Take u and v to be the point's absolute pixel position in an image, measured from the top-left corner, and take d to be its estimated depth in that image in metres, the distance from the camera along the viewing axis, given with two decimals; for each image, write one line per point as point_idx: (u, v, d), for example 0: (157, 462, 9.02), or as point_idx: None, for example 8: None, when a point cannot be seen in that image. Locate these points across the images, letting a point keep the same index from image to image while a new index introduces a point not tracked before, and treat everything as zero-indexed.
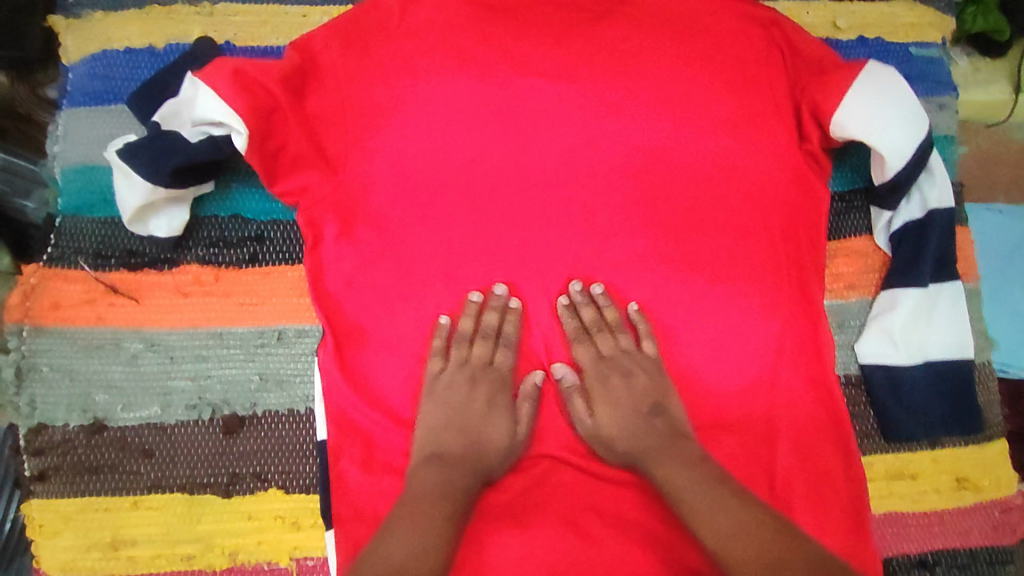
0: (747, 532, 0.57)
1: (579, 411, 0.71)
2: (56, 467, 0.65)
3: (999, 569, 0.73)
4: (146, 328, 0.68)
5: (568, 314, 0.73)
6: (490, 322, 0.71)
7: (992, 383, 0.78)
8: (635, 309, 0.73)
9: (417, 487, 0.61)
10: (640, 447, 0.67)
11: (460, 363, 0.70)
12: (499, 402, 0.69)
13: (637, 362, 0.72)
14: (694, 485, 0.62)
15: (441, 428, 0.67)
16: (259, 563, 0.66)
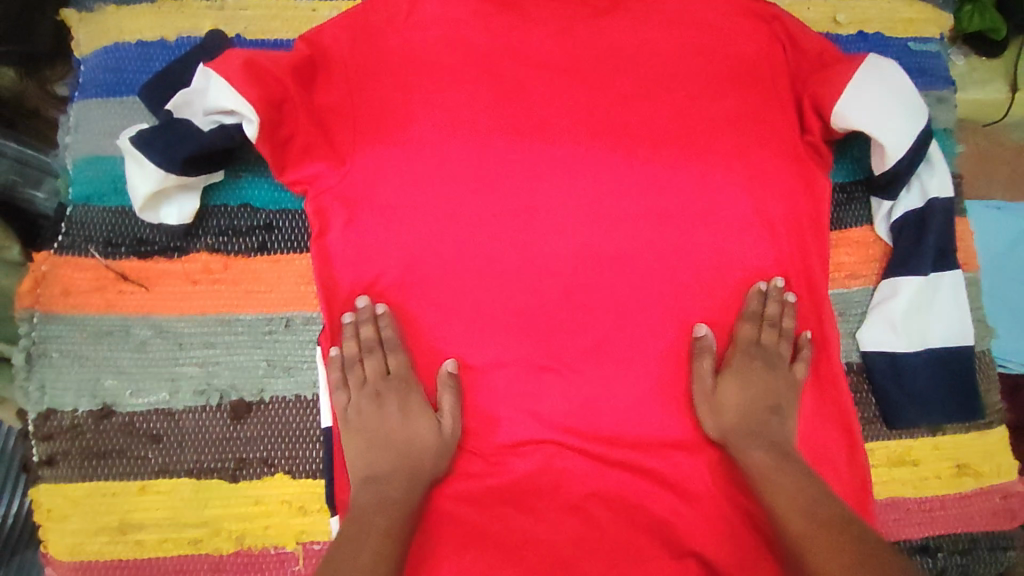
0: (825, 528, 0.60)
1: (705, 372, 0.72)
2: (65, 451, 0.66)
3: (1000, 554, 0.75)
4: (156, 314, 0.69)
5: (756, 300, 0.74)
6: (366, 335, 0.68)
7: (993, 371, 0.79)
8: (807, 335, 0.75)
9: (355, 510, 0.62)
10: (748, 432, 0.70)
11: (360, 384, 0.68)
12: (413, 404, 0.68)
13: (783, 364, 0.74)
14: (795, 485, 0.65)
15: (365, 451, 0.66)
16: (265, 547, 0.66)
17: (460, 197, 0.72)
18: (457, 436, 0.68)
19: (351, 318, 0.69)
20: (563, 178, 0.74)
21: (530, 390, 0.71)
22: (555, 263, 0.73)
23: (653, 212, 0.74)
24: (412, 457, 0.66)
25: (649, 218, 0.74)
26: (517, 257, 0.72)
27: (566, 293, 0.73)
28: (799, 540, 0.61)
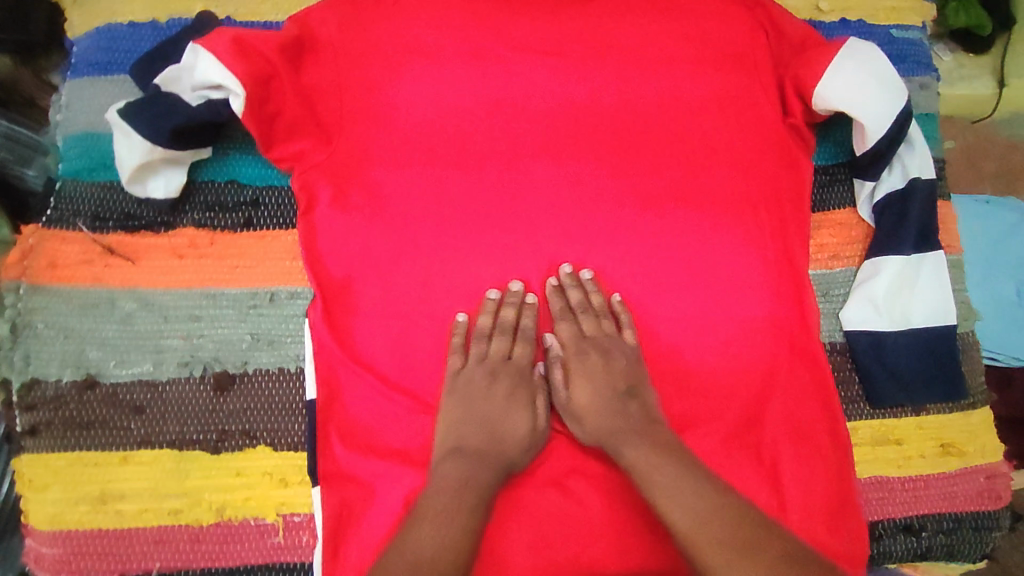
0: (714, 517, 0.57)
1: (557, 384, 0.70)
2: (47, 421, 0.66)
3: (985, 534, 0.75)
4: (141, 287, 0.70)
5: (555, 297, 0.73)
6: (508, 318, 0.71)
7: (975, 351, 0.79)
8: (618, 299, 0.73)
9: (436, 484, 0.61)
10: (610, 429, 0.66)
11: (480, 358, 0.69)
12: (519, 394, 0.69)
13: (618, 345, 0.71)
14: (667, 471, 0.61)
15: (461, 423, 0.66)
16: (245, 518, 0.66)
17: (446, 174, 0.73)
18: (546, 433, 0.68)
19: (499, 295, 0.71)
20: (548, 157, 0.75)
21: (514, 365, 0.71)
22: (540, 240, 0.73)
23: (637, 191, 0.75)
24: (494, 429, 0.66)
25: (633, 198, 0.75)
26: (502, 234, 0.73)
27: (550, 271, 0.73)
28: (684, 536, 0.57)
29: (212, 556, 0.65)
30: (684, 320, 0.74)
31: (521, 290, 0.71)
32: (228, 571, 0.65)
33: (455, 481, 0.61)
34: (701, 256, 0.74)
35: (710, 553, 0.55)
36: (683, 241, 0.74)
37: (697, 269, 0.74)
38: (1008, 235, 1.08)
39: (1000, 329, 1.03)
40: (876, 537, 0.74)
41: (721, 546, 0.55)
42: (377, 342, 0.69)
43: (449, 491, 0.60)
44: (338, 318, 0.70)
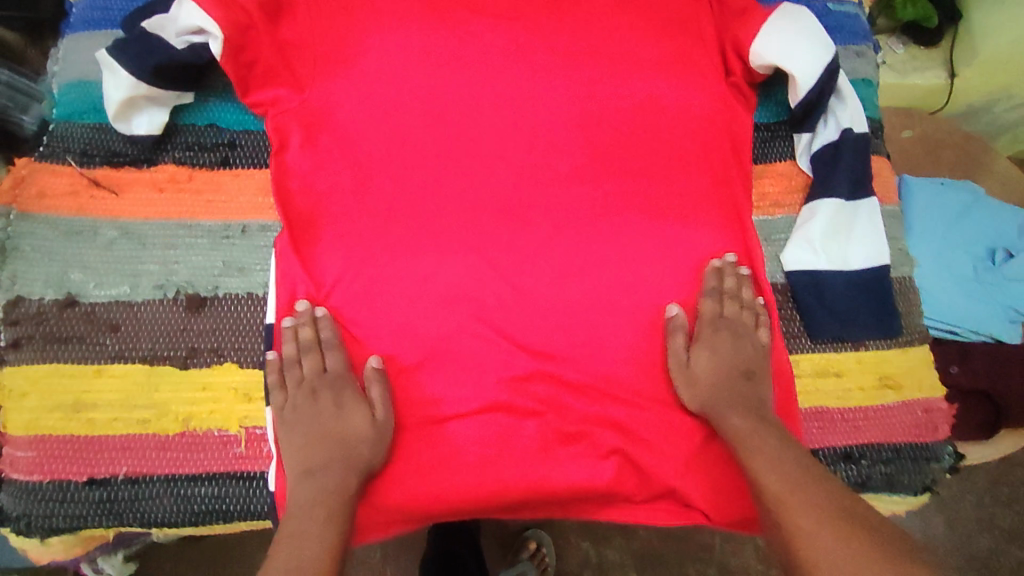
0: (804, 485, 0.64)
1: (678, 346, 0.75)
2: (29, 336, 0.71)
3: (923, 464, 0.78)
4: (123, 218, 0.75)
5: (713, 277, 0.77)
6: (306, 337, 0.71)
7: (913, 294, 0.83)
8: (761, 300, 0.78)
9: (291, 506, 0.64)
10: (722, 397, 0.73)
11: (298, 383, 0.71)
12: (348, 397, 0.71)
13: (750, 333, 0.77)
14: (777, 451, 0.67)
15: (304, 445, 0.69)
16: (210, 429, 0.70)
17: (409, 119, 0.78)
18: (391, 420, 0.71)
19: (292, 321, 0.72)
20: (503, 107, 0.80)
21: (466, 295, 0.75)
22: (496, 181, 0.78)
23: (589, 140, 0.80)
24: (338, 438, 0.69)
25: (583, 145, 0.80)
26: (460, 175, 0.78)
27: (505, 210, 0.77)
28: (776, 497, 0.64)
29: (177, 464, 0.69)
30: (634, 260, 0.77)
31: (310, 307, 0.72)
32: (190, 478, 0.69)
33: (311, 501, 0.65)
34: (649, 199, 0.79)
35: (799, 512, 0.62)
36: (632, 183, 0.79)
37: (645, 210, 0.78)
38: (962, 219, 1.07)
39: (958, 303, 1.03)
40: (817, 465, 0.77)
41: (811, 507, 0.62)
42: (339, 271, 0.74)
43: (309, 506, 0.64)
44: (305, 247, 0.75)
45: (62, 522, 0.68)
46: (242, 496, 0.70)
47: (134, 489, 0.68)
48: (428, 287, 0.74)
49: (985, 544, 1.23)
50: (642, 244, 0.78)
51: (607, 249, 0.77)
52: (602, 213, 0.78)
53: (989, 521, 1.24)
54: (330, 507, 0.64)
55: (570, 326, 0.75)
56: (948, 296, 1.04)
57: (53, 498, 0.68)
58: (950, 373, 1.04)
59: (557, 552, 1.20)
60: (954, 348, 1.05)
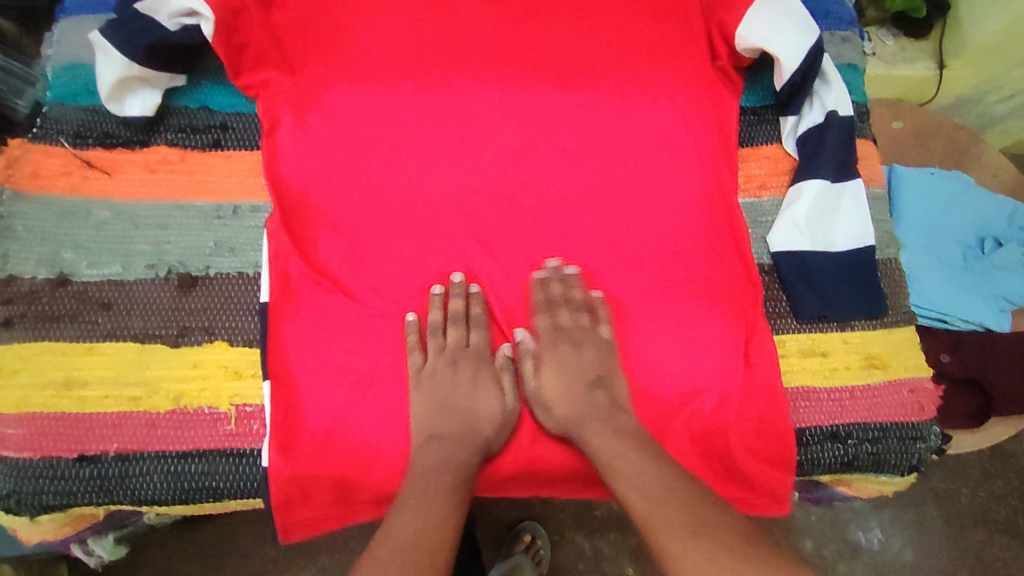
0: (669, 503, 0.64)
1: (527, 375, 0.75)
2: (21, 314, 0.71)
3: (910, 444, 0.78)
4: (115, 198, 0.76)
5: (539, 289, 0.76)
6: (458, 308, 0.74)
7: (898, 275, 0.84)
8: (598, 295, 0.76)
9: (418, 466, 0.67)
10: (579, 415, 0.71)
11: (438, 350, 0.74)
12: (484, 376, 0.74)
13: (591, 338, 0.75)
14: (631, 466, 0.67)
15: (434, 412, 0.70)
16: (200, 407, 0.71)
17: (400, 102, 0.79)
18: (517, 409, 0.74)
19: (447, 290, 0.74)
20: (494, 90, 0.81)
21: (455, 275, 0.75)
22: (485, 162, 0.79)
23: (578, 123, 0.81)
24: (466, 414, 0.71)
25: (573, 128, 0.81)
26: (450, 157, 0.78)
27: (494, 191, 0.78)
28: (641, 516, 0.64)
29: (167, 440, 0.69)
30: (621, 241, 0.78)
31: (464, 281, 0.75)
32: (180, 455, 0.69)
33: (435, 466, 0.67)
34: (637, 180, 0.80)
35: (664, 534, 0.62)
36: (621, 166, 0.80)
37: (632, 191, 0.79)
38: (952, 206, 1.07)
39: (948, 291, 1.03)
40: (804, 444, 0.77)
41: (673, 526, 0.62)
42: (329, 250, 0.74)
43: (427, 474, 0.66)
44: (295, 227, 0.75)
45: (53, 499, 0.68)
46: (232, 473, 0.70)
47: (124, 466, 0.69)
48: (418, 267, 0.75)
49: (981, 537, 1.25)
50: (630, 225, 0.78)
51: (595, 229, 0.78)
52: (591, 196, 0.79)
53: (985, 517, 1.26)
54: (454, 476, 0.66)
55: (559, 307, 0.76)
56: (938, 283, 1.04)
57: (43, 475, 0.68)
58: (939, 361, 1.04)
59: (551, 545, 1.21)
60: (944, 337, 1.05)
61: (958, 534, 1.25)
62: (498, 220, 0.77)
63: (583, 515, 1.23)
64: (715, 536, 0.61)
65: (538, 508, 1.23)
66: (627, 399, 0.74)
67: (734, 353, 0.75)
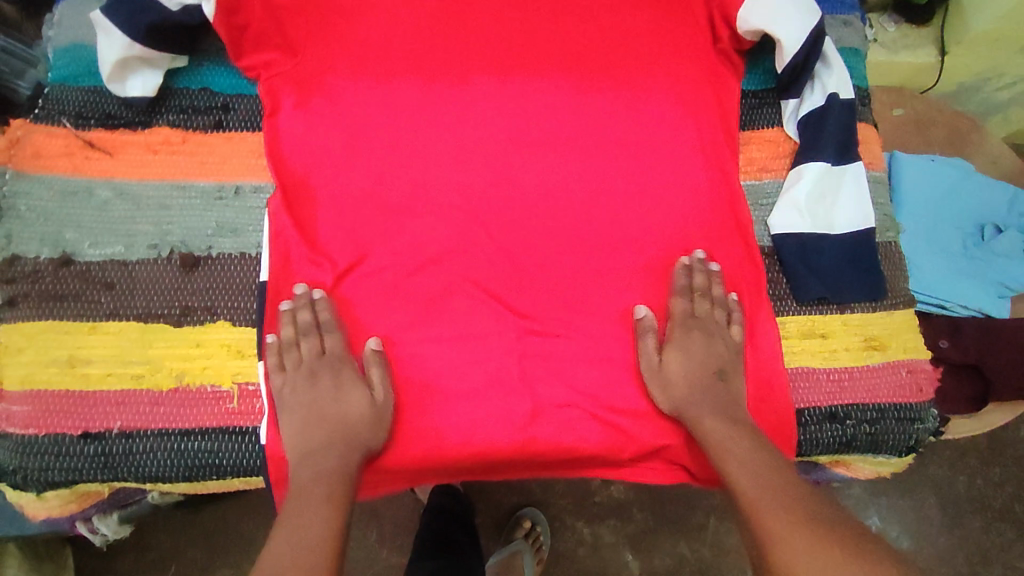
0: (771, 493, 0.63)
1: (650, 349, 0.74)
2: (25, 294, 0.72)
3: (908, 425, 0.79)
4: (117, 179, 0.76)
5: (683, 275, 0.76)
6: (305, 320, 0.71)
7: (899, 259, 0.84)
8: (735, 297, 0.77)
9: (294, 483, 0.65)
10: (695, 398, 0.72)
11: (297, 365, 0.71)
12: (347, 378, 0.71)
13: (722, 332, 0.76)
14: (759, 462, 0.66)
15: (302, 428, 0.69)
16: (203, 385, 0.71)
17: (400, 83, 0.79)
18: (391, 402, 0.71)
19: (291, 304, 0.72)
20: (495, 72, 0.81)
21: (454, 256, 0.76)
22: (485, 145, 0.79)
23: (579, 105, 0.81)
24: (336, 421, 0.69)
25: (573, 110, 0.81)
26: (451, 139, 0.79)
27: (494, 173, 0.78)
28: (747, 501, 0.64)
29: (170, 418, 0.70)
30: (622, 223, 0.78)
31: (308, 290, 0.72)
32: (183, 433, 0.70)
33: (311, 482, 0.65)
34: (638, 163, 0.80)
35: (770, 520, 0.60)
36: (622, 149, 0.80)
37: (633, 174, 0.79)
38: (951, 192, 1.08)
39: (947, 277, 1.04)
40: (802, 424, 0.78)
41: (780, 513, 0.60)
42: (330, 231, 0.75)
43: (310, 484, 0.64)
44: (297, 208, 0.75)
45: (58, 476, 0.69)
46: (234, 450, 0.70)
47: (128, 444, 0.69)
48: (419, 248, 0.75)
49: (978, 524, 1.26)
50: (631, 207, 0.78)
51: (595, 211, 0.78)
52: (591, 178, 0.79)
53: (982, 504, 1.27)
54: (332, 486, 0.64)
55: (559, 289, 0.76)
56: (937, 269, 1.04)
57: (47, 452, 0.69)
58: (941, 346, 1.03)
59: (551, 531, 1.22)
60: (943, 322, 1.05)
61: (955, 521, 1.26)
62: (499, 202, 0.77)
63: (583, 501, 1.24)
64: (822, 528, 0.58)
65: (538, 495, 1.24)
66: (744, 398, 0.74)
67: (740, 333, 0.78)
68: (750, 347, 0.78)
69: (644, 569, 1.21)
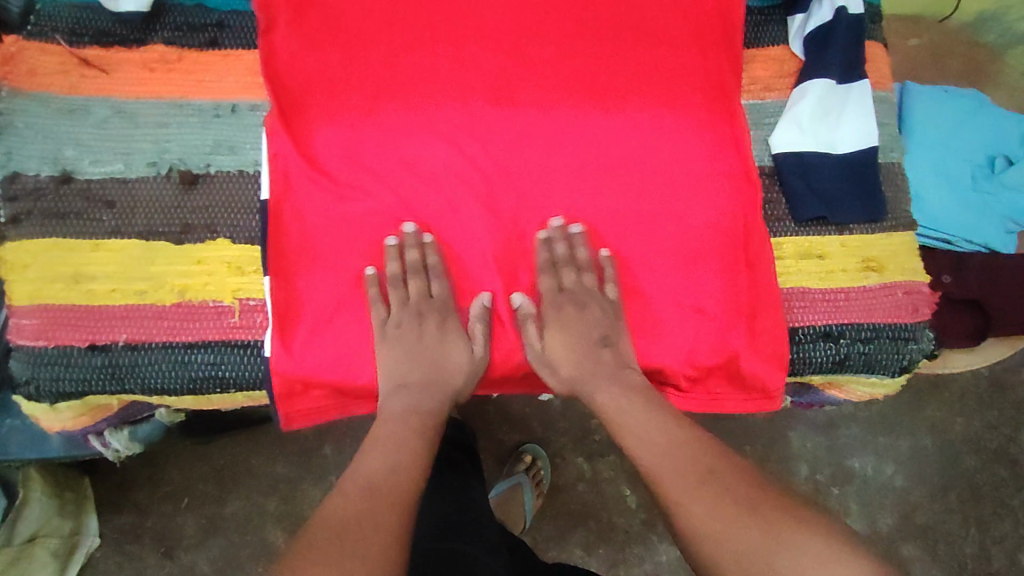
0: (675, 453, 0.66)
1: (532, 337, 0.75)
2: (28, 211, 0.73)
3: (901, 345, 0.79)
4: (114, 97, 0.76)
5: (544, 250, 0.75)
6: (415, 259, 0.73)
7: (900, 182, 0.83)
8: (606, 255, 0.76)
9: (386, 413, 0.70)
10: (587, 373, 0.75)
11: (402, 303, 0.74)
12: (451, 327, 0.75)
13: (596, 297, 0.76)
14: (655, 427, 0.69)
15: (403, 363, 0.73)
16: (206, 300, 0.73)
17: None
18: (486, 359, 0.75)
19: (397, 241, 0.73)
20: None
21: (450, 173, 0.75)
22: (484, 61, 0.77)
23: (579, 22, 0.79)
24: (434, 361, 0.74)
25: (574, 28, 0.79)
26: (448, 54, 0.77)
27: (493, 88, 0.77)
28: (648, 469, 0.66)
29: (175, 331, 0.72)
30: (622, 139, 0.77)
31: (417, 231, 0.74)
32: (187, 345, 0.72)
33: (403, 413, 0.70)
34: (639, 79, 0.78)
35: (670, 482, 0.63)
36: (623, 65, 0.78)
37: (635, 89, 0.78)
38: (961, 124, 1.04)
39: (953, 209, 1.01)
40: (796, 343, 0.78)
41: (684, 473, 0.64)
42: (328, 147, 0.74)
43: (395, 419, 0.69)
44: (294, 125, 0.75)
45: (69, 387, 0.71)
46: (237, 363, 0.72)
47: (134, 356, 0.71)
48: (415, 166, 0.75)
49: (973, 464, 1.29)
50: (631, 123, 0.77)
51: (594, 127, 0.77)
52: (591, 94, 0.78)
53: (978, 445, 1.29)
54: (427, 425, 0.70)
55: (564, 210, 0.76)
56: (943, 202, 1.01)
57: (58, 362, 0.70)
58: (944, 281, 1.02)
59: (551, 467, 1.25)
60: (947, 258, 1.03)
61: (950, 462, 1.29)
62: (497, 119, 0.77)
63: (583, 439, 1.27)
64: (720, 480, 0.62)
65: (538, 433, 1.27)
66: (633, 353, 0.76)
67: (734, 252, 0.77)
68: (750, 267, 0.77)
69: (641, 504, 1.25)
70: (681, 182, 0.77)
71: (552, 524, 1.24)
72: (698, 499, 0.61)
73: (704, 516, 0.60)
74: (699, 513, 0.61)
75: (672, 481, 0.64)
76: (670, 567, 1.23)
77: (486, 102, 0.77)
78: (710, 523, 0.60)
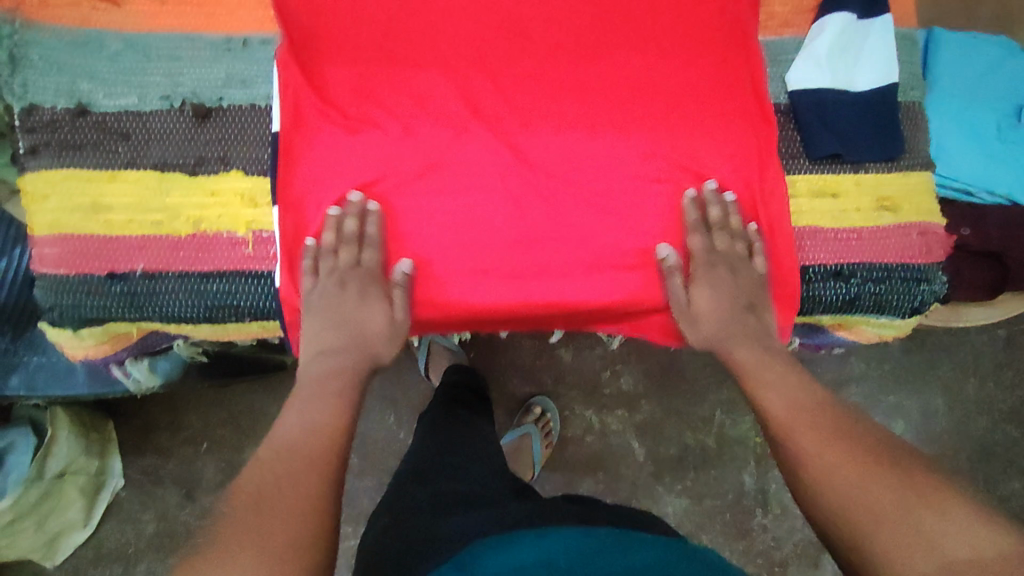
0: (810, 415, 0.66)
1: (677, 291, 0.75)
2: (45, 142, 0.74)
3: (912, 285, 0.78)
4: (127, 31, 0.76)
5: (692, 210, 0.75)
6: (351, 229, 0.72)
7: (919, 120, 0.82)
8: (755, 228, 0.76)
9: (303, 379, 0.70)
10: (727, 334, 0.75)
11: (330, 271, 0.73)
12: (373, 294, 0.73)
13: (744, 264, 0.75)
14: (792, 391, 0.69)
15: (325, 330, 0.72)
16: (220, 232, 0.74)
17: None
18: (408, 321, 0.74)
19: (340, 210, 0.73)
20: None
21: (460, 108, 0.75)
22: None
23: None
24: (354, 326, 0.73)
25: None
26: None
27: (506, 21, 0.76)
28: (782, 426, 0.66)
29: (190, 262, 0.73)
30: (637, 75, 0.76)
31: (362, 200, 0.73)
32: (202, 276, 0.73)
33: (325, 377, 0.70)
34: (655, 12, 0.77)
35: (802, 436, 0.64)
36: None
37: (652, 23, 0.77)
38: (986, 74, 0.98)
39: (982, 160, 0.96)
40: (806, 281, 0.78)
41: (816, 435, 0.63)
42: (340, 82, 0.75)
43: (318, 382, 0.69)
44: (305, 58, 0.74)
45: (91, 315, 0.74)
46: (251, 293, 0.74)
47: (151, 285, 0.73)
48: (426, 103, 0.75)
49: (983, 424, 1.29)
50: (646, 58, 0.77)
51: (605, 61, 0.76)
52: (605, 28, 0.77)
53: (990, 405, 1.29)
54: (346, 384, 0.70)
55: (545, 155, 0.75)
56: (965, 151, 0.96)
57: (79, 290, 0.73)
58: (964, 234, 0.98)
59: (561, 420, 1.27)
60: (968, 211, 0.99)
61: (961, 422, 1.29)
62: (508, 52, 0.76)
63: (594, 392, 1.28)
64: (850, 444, 0.61)
65: (549, 385, 1.29)
66: (772, 322, 0.76)
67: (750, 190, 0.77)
68: (763, 204, 0.77)
69: (649, 457, 1.27)
70: (694, 121, 0.76)
71: (561, 475, 1.27)
72: (827, 458, 0.60)
73: (835, 468, 0.59)
74: (828, 473, 0.59)
75: (802, 434, 0.64)
76: (675, 518, 1.25)
77: (498, 36, 0.76)
78: (838, 472, 0.59)
